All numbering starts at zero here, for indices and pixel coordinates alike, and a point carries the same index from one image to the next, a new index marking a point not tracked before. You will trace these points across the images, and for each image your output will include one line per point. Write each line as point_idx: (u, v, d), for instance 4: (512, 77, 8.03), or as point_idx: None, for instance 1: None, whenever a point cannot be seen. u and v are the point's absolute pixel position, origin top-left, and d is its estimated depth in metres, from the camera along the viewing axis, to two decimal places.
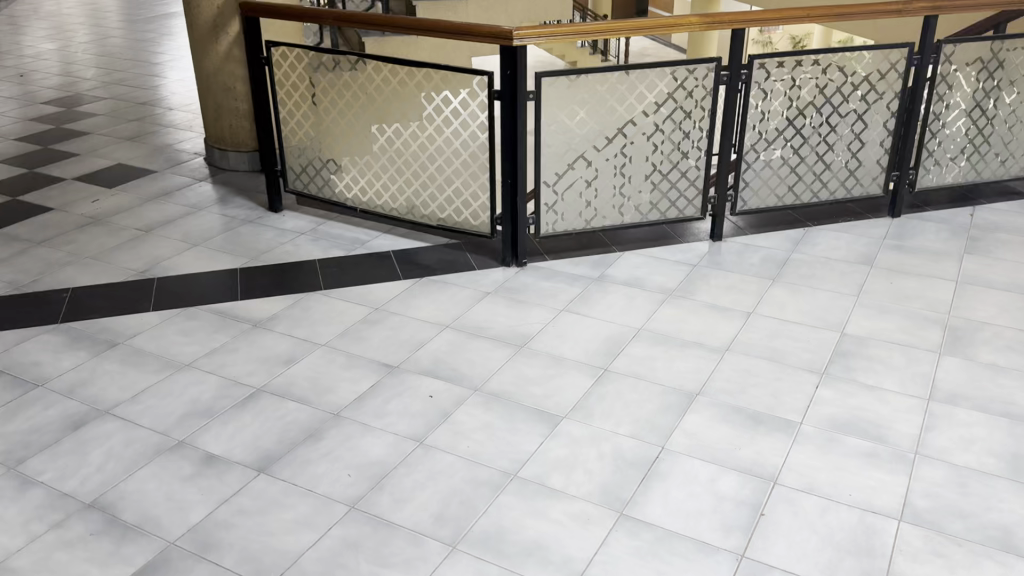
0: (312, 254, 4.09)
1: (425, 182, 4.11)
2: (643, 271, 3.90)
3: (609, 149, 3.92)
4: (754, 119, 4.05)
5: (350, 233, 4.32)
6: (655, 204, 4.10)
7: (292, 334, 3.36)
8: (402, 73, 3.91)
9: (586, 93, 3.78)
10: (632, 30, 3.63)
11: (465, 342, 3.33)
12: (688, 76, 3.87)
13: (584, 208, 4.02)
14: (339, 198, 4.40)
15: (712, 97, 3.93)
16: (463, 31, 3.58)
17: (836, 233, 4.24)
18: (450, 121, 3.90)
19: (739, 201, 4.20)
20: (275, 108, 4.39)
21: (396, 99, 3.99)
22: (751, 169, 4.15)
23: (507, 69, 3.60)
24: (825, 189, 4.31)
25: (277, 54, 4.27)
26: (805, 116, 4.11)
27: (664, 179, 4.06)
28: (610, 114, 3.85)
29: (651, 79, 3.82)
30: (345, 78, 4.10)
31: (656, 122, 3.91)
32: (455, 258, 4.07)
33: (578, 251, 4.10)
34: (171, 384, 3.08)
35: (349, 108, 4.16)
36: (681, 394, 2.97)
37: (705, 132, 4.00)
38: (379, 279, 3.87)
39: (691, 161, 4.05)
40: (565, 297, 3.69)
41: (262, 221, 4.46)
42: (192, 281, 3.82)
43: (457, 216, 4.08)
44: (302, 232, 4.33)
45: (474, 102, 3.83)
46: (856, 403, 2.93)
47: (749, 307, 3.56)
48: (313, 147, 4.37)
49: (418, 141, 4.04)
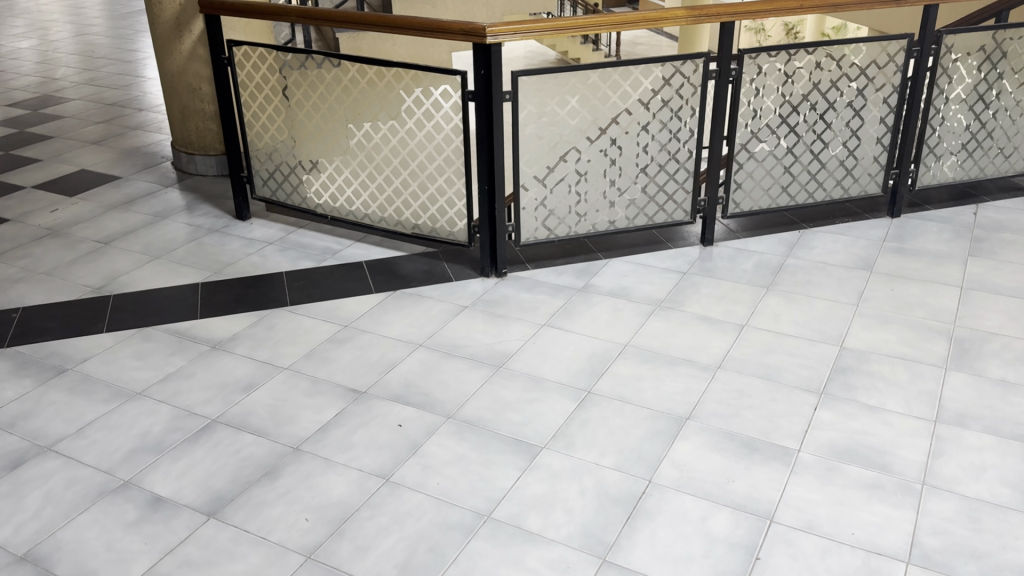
0: (279, 266, 3.86)
1: (399, 187, 3.88)
2: (629, 280, 3.68)
3: (592, 151, 3.70)
4: (745, 117, 3.82)
5: (321, 243, 4.09)
6: (642, 208, 3.88)
7: (253, 358, 3.15)
8: (371, 73, 3.68)
9: (566, 92, 3.55)
10: (614, 24, 3.39)
11: (438, 362, 3.11)
12: (675, 72, 3.64)
13: (567, 214, 3.80)
14: (309, 204, 4.17)
15: (701, 94, 3.71)
16: (433, 28, 3.34)
17: (833, 235, 4.03)
18: (423, 124, 3.68)
19: (731, 203, 3.98)
20: (240, 111, 4.15)
21: (367, 101, 3.76)
22: (743, 169, 3.93)
23: (481, 69, 3.37)
24: (821, 188, 4.10)
25: (240, 54, 4.03)
26: (800, 112, 3.89)
27: (652, 182, 3.84)
28: (593, 115, 3.62)
29: (635, 76, 3.60)
30: (312, 79, 3.87)
31: (642, 121, 3.69)
32: (431, 268, 3.85)
33: (561, 259, 3.88)
34: (120, 415, 2.86)
35: (316, 110, 3.93)
36: (670, 418, 2.75)
37: (693, 131, 3.78)
38: (350, 293, 3.64)
39: (680, 163, 3.83)
40: (547, 310, 3.47)
41: (229, 230, 4.23)
42: (151, 298, 3.59)
43: (433, 224, 3.86)
44: (271, 242, 4.10)
45: (447, 103, 3.59)
46: (857, 426, 2.72)
47: (743, 319, 3.35)
48: (281, 151, 4.14)
49: (390, 145, 3.81)
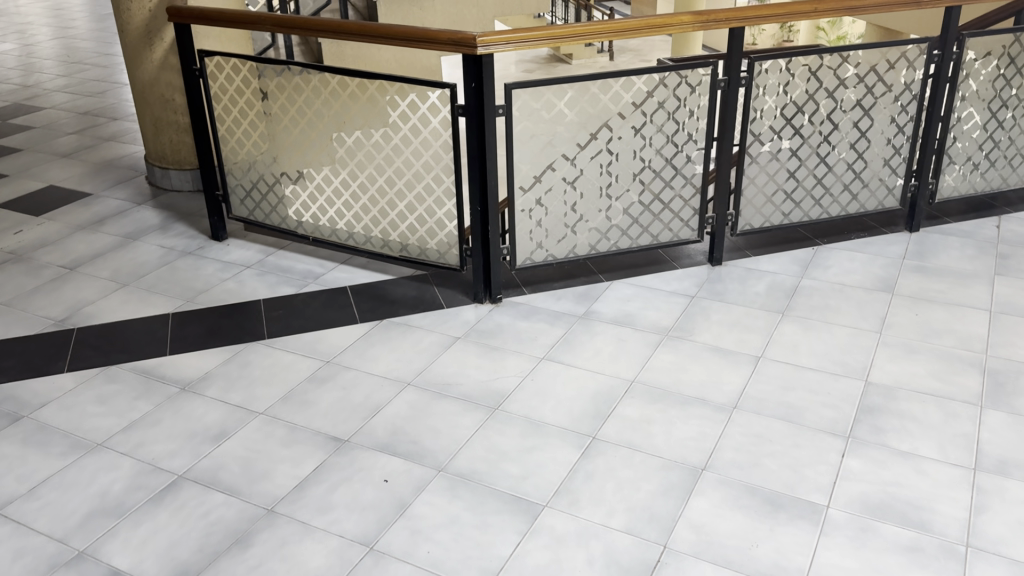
0: (257, 293, 3.60)
1: (384, 207, 3.62)
2: (634, 305, 3.43)
3: (591, 167, 3.44)
4: (755, 128, 3.57)
5: (302, 266, 3.82)
6: (645, 227, 3.62)
7: (225, 401, 2.89)
8: (353, 86, 3.41)
9: (564, 105, 3.29)
10: (615, 32, 3.14)
11: (428, 404, 2.85)
12: (681, 81, 3.38)
13: (566, 235, 3.54)
14: (290, 224, 3.90)
15: (708, 104, 3.45)
16: (418, 37, 3.07)
17: (849, 254, 3.78)
18: (409, 140, 3.41)
19: (740, 219, 3.72)
20: (213, 125, 3.88)
21: (348, 115, 3.49)
22: (753, 184, 3.68)
23: (472, 81, 3.10)
24: (836, 202, 3.84)
25: (212, 65, 3.76)
26: (813, 122, 3.64)
27: (656, 199, 3.58)
28: (593, 129, 3.36)
29: (638, 86, 3.34)
30: (289, 92, 3.60)
31: (645, 135, 3.43)
32: (421, 293, 3.59)
33: (560, 282, 3.62)
34: (78, 471, 2.60)
35: (295, 125, 3.66)
36: (683, 469, 2.50)
37: (700, 145, 3.52)
38: (332, 323, 3.38)
39: (686, 178, 3.58)
40: (546, 341, 3.21)
41: (204, 252, 3.96)
42: (117, 332, 3.33)
43: (422, 246, 3.59)
44: (248, 266, 3.83)
45: (435, 118, 3.32)
46: (889, 476, 2.47)
47: (758, 349, 3.09)
48: (258, 169, 3.87)
49: (374, 163, 3.55)
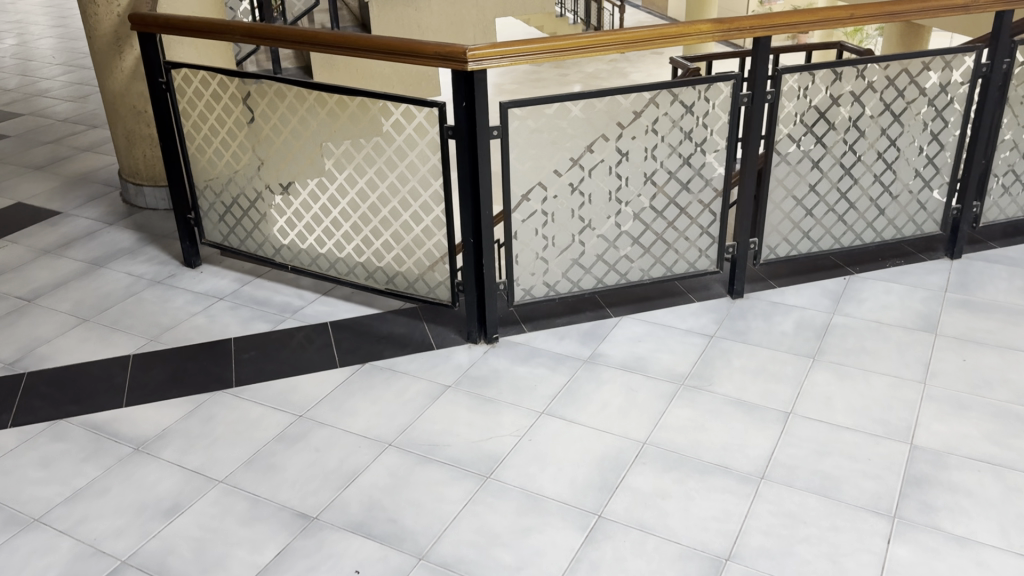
0: (228, 330, 3.26)
1: (368, 235, 3.27)
2: (645, 347, 3.07)
3: (597, 194, 3.08)
4: (781, 148, 3.20)
5: (280, 297, 3.48)
6: (658, 257, 3.26)
7: (183, 466, 2.56)
8: (332, 103, 3.05)
9: (566, 125, 2.92)
10: (624, 44, 2.77)
11: (411, 470, 2.50)
12: (699, 97, 3.01)
13: (569, 267, 3.18)
14: (267, 251, 3.56)
15: (729, 122, 3.07)
16: (401, 50, 2.71)
17: (883, 286, 3.41)
18: (393, 163, 3.05)
19: (764, 248, 3.35)
20: (183, 143, 3.54)
21: (327, 134, 3.14)
22: (778, 209, 3.31)
23: (462, 100, 2.75)
24: (869, 228, 3.47)
25: (179, 78, 3.42)
26: (846, 141, 3.26)
27: (669, 227, 3.22)
28: (599, 151, 3.00)
29: (650, 103, 2.97)
30: (262, 108, 3.25)
31: (658, 157, 3.07)
32: (408, 330, 3.23)
33: (564, 318, 3.26)
34: (8, 553, 2.27)
35: (270, 144, 3.31)
36: (704, 558, 2.15)
37: (720, 167, 3.15)
38: (309, 366, 3.03)
39: (703, 204, 3.21)
40: (547, 390, 2.85)
41: (175, 281, 3.63)
42: (71, 378, 3.00)
43: (410, 279, 3.24)
44: (222, 297, 3.49)
45: (423, 140, 2.94)
46: (945, 570, 2.11)
47: (787, 405, 2.74)
48: (232, 190, 3.53)
49: (357, 187, 3.19)
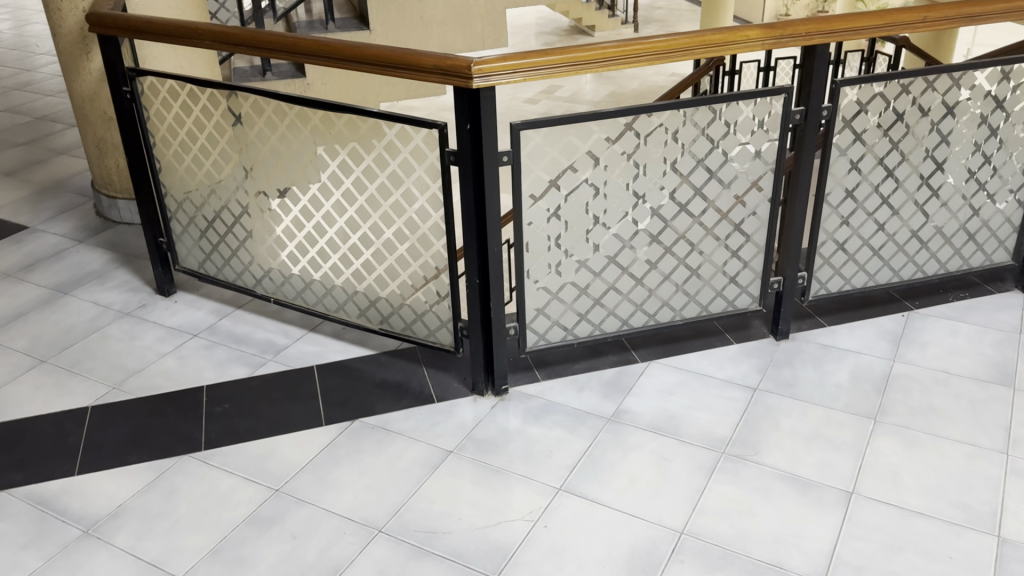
0: (201, 375, 2.87)
1: (359, 269, 2.85)
2: (678, 402, 2.65)
3: (624, 226, 2.64)
4: (836, 171, 2.75)
5: (262, 334, 3.08)
6: (692, 295, 2.83)
7: (137, 556, 2.18)
8: (315, 119, 2.63)
9: (589, 148, 2.47)
10: (658, 55, 2.35)
11: (405, 565, 2.11)
12: (745, 115, 2.55)
13: (591, 309, 2.75)
14: (247, 281, 3.15)
15: (779, 143, 2.62)
16: (395, 62, 2.29)
17: (949, 325, 2.99)
18: (387, 191, 2.63)
19: (813, 283, 2.91)
20: (152, 158, 3.14)
21: (311, 156, 2.73)
22: (831, 239, 2.87)
23: (467, 122, 2.32)
24: (931, 259, 3.04)
25: (146, 86, 3.02)
26: (911, 162, 2.82)
27: (706, 262, 2.78)
28: (627, 178, 2.56)
29: (688, 122, 2.52)
30: (238, 124, 2.84)
31: (695, 184, 2.62)
32: (405, 377, 2.83)
33: (583, 364, 2.85)
34: None
35: (248, 162, 2.90)
36: None
37: (766, 194, 2.70)
38: (289, 425, 2.63)
39: (746, 235, 2.77)
40: (565, 457, 2.45)
41: (145, 313, 3.24)
42: (18, 437, 2.62)
43: (407, 320, 2.82)
44: (196, 333, 3.10)
45: (421, 165, 2.51)
46: None
47: (847, 482, 2.34)
48: (207, 212, 3.12)
49: (346, 215, 2.78)
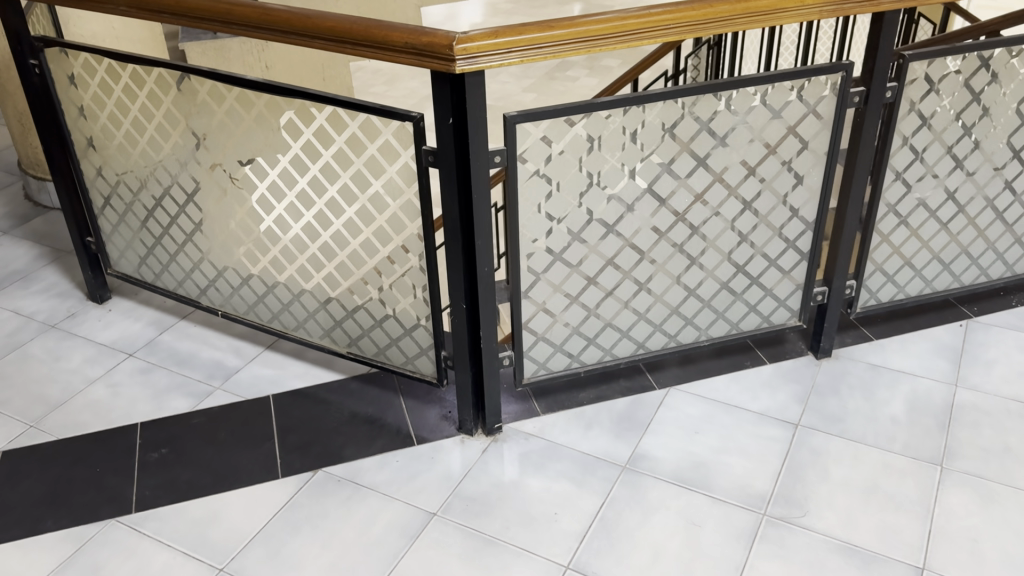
0: (136, 409, 2.41)
1: (322, 283, 2.37)
2: (705, 445, 2.21)
3: (642, 235, 2.16)
4: (897, 163, 2.27)
5: (209, 353, 2.61)
6: (721, 311, 2.38)
7: None
8: (262, 105, 2.13)
9: (602, 144, 1.97)
10: (690, 25, 1.83)
11: None
12: (793, 98, 2.06)
13: (601, 331, 2.29)
14: (193, 290, 2.67)
15: (832, 132, 2.14)
16: (357, 37, 1.79)
17: (1015, 338, 2.56)
18: (350, 194, 2.14)
19: (862, 292, 2.46)
20: (72, 144, 2.63)
21: (258, 148, 2.23)
22: (886, 242, 2.41)
23: (447, 114, 1.82)
24: (996, 260, 2.60)
25: (56, 58, 2.48)
26: (983, 149, 2.35)
27: (738, 273, 2.32)
28: (647, 178, 2.07)
29: (723, 109, 2.02)
30: (169, 108, 2.34)
31: (729, 183, 2.14)
32: (378, 411, 2.37)
33: (590, 393, 2.41)
34: None
35: (185, 153, 2.40)
36: None
37: (812, 192, 2.24)
38: (239, 479, 2.18)
39: (787, 240, 2.30)
40: (573, 522, 2.02)
41: (74, 325, 2.76)
42: None
43: (380, 344, 2.36)
44: (132, 353, 2.63)
45: (391, 165, 2.02)
46: None
47: (916, 554, 1.93)
48: (142, 208, 2.63)
49: (303, 219, 2.29)
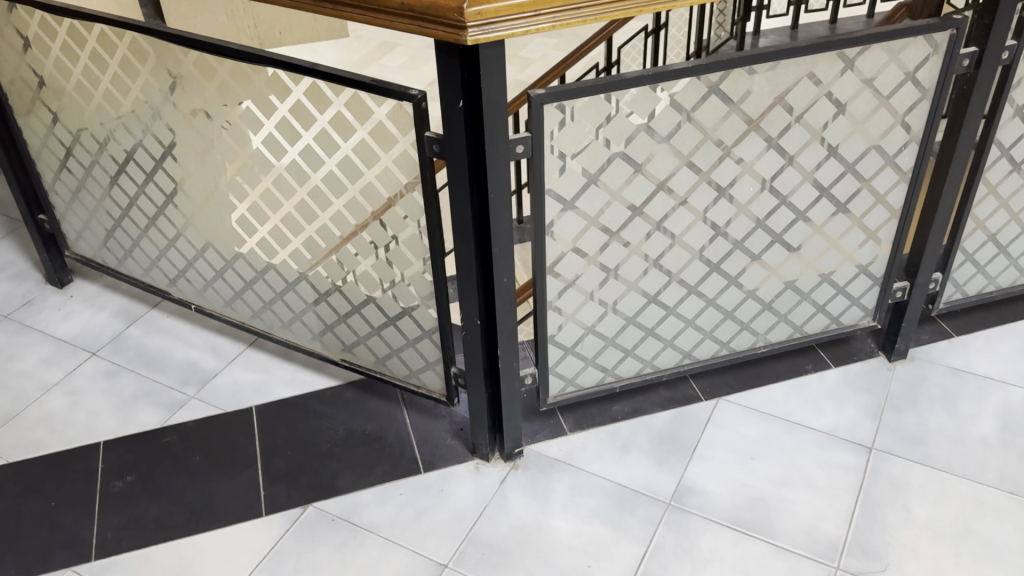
0: (99, 425, 2.08)
1: (309, 281, 2.01)
2: (764, 475, 1.88)
3: (696, 230, 1.78)
4: (1003, 137, 1.87)
5: (183, 353, 2.27)
6: (783, 313, 2.02)
7: None
8: (226, 73, 1.73)
9: (651, 126, 1.56)
10: None
11: None
12: (888, 63, 1.64)
13: (641, 341, 1.94)
14: (162, 280, 2.32)
15: (931, 104, 1.72)
16: None
17: None
18: (337, 184, 1.75)
19: (947, 286, 2.09)
20: (12, 110, 2.24)
21: (224, 124, 1.83)
22: (980, 228, 2.02)
23: (456, 97, 1.42)
24: None
25: None
26: None
27: (806, 270, 1.95)
28: (705, 164, 1.66)
29: (803, 79, 1.60)
30: (117, 73, 1.94)
31: (802, 167, 1.75)
32: (379, 427, 2.04)
33: (625, 407, 2.07)
34: None
35: (140, 125, 2.00)
36: None
37: (899, 176, 1.84)
38: (216, 517, 1.86)
39: (866, 229, 1.91)
40: None
41: (29, 316, 2.41)
42: None
43: (378, 353, 2.01)
44: (95, 351, 2.29)
45: (387, 153, 1.62)
46: None
47: None
48: (97, 186, 2.25)
49: (281, 209, 1.90)
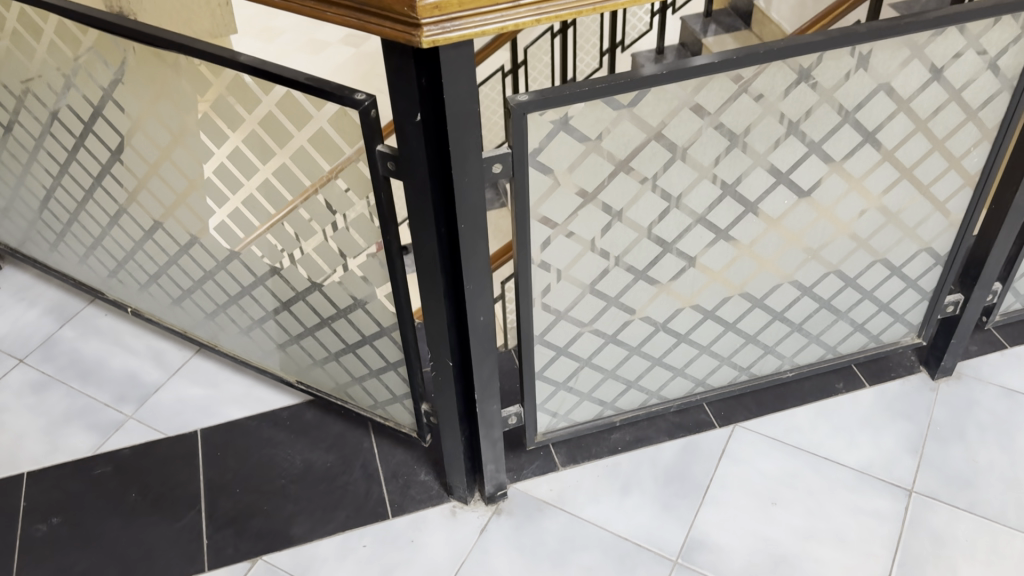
0: (22, 452, 1.81)
1: (256, 295, 1.71)
2: (786, 527, 1.62)
3: (717, 251, 1.46)
4: None
5: (123, 362, 1.99)
6: (814, 334, 1.73)
7: None
8: (131, 57, 1.41)
9: (664, 135, 1.23)
10: None
11: None
12: (964, 51, 1.29)
13: (646, 371, 1.65)
14: (93, 281, 2.03)
15: (1013, 97, 1.38)
16: None
17: None
18: (276, 194, 1.43)
19: (1007, 297, 1.79)
20: None
21: (137, 116, 1.53)
22: None
23: (413, 109, 1.10)
24: None
25: None
26: None
27: (844, 288, 1.65)
28: (731, 178, 1.34)
29: (858, 72, 1.26)
30: (9, 48, 1.64)
31: (849, 175, 1.42)
32: (343, 460, 1.77)
33: (626, 437, 1.79)
34: None
35: (46, 110, 1.70)
36: None
37: (964, 179, 1.51)
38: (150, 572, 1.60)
39: (918, 241, 1.60)
40: None
41: None
42: None
43: (338, 380, 1.75)
44: (23, 358, 2.01)
45: (332, 168, 1.30)
46: None
47: None
48: (9, 175, 1.95)
49: (214, 216, 1.59)
